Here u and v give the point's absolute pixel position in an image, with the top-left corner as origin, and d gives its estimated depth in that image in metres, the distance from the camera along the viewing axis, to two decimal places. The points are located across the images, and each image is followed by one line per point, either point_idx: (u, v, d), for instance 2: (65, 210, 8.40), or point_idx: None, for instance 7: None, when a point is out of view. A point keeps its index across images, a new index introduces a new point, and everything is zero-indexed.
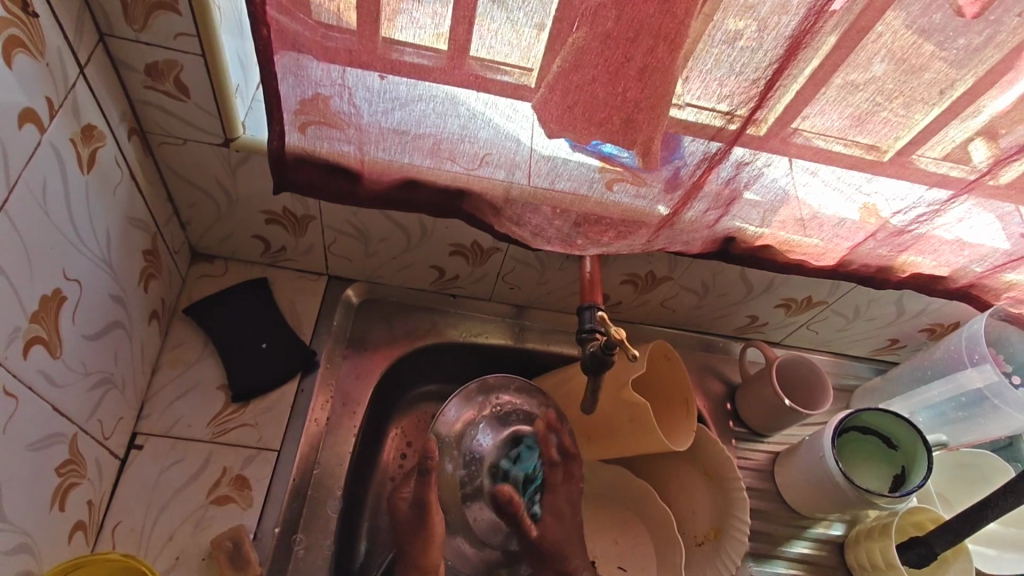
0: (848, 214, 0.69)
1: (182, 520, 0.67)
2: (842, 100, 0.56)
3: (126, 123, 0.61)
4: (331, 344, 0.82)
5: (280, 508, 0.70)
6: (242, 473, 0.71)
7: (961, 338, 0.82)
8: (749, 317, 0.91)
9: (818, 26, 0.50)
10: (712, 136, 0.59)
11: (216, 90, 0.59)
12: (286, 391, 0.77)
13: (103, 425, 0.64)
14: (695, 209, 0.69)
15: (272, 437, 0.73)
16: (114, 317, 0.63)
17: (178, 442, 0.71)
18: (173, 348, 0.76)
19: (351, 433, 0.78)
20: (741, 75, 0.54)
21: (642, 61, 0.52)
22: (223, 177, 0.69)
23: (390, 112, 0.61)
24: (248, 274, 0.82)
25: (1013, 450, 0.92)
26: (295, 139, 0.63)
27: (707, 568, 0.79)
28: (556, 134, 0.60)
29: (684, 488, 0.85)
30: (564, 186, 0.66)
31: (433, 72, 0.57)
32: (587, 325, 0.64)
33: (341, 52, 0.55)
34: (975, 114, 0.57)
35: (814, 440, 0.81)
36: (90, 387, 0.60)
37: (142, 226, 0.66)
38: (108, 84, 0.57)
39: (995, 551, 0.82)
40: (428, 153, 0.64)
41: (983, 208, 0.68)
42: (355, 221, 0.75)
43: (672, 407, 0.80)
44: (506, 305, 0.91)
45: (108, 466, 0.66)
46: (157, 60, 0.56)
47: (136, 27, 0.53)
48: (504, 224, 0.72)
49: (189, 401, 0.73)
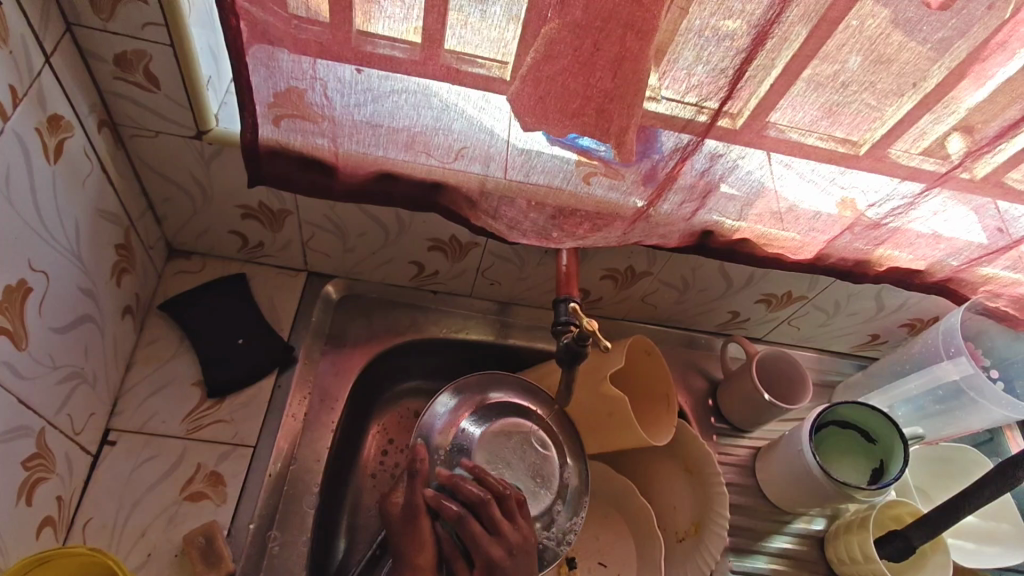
0: (824, 207, 0.70)
1: (155, 516, 0.67)
2: (813, 93, 0.56)
3: (96, 115, 0.60)
4: (310, 340, 0.81)
5: (255, 503, 0.70)
6: (216, 469, 0.70)
7: (938, 331, 0.82)
8: (731, 312, 0.91)
9: (785, 15, 0.50)
10: (683, 128, 0.60)
11: (187, 81, 0.59)
12: (264, 387, 0.76)
13: (74, 420, 0.63)
14: (671, 203, 0.69)
15: (248, 433, 0.73)
16: (84, 310, 0.62)
17: (153, 438, 0.70)
18: (148, 345, 0.75)
19: (328, 429, 0.78)
20: (711, 66, 0.54)
21: (614, 51, 0.52)
22: (197, 171, 0.68)
23: (363, 105, 0.60)
24: (226, 270, 0.82)
25: (993, 444, 0.92)
26: (269, 132, 0.63)
27: (686, 562, 0.79)
28: (530, 127, 0.60)
29: (665, 483, 0.85)
30: (539, 179, 0.66)
31: (406, 64, 0.56)
32: (562, 318, 0.62)
33: (312, 43, 0.55)
34: (948, 106, 0.57)
35: (793, 434, 0.81)
36: (59, 380, 0.59)
37: (114, 219, 0.66)
38: (77, 75, 0.56)
39: (974, 545, 0.82)
40: (403, 146, 0.64)
41: (957, 201, 0.68)
42: (333, 216, 0.75)
43: (651, 402, 0.80)
44: (487, 302, 0.90)
45: (79, 461, 0.65)
46: (126, 49, 0.56)
47: (103, 16, 0.53)
48: (480, 217, 0.72)
49: (164, 396, 0.73)
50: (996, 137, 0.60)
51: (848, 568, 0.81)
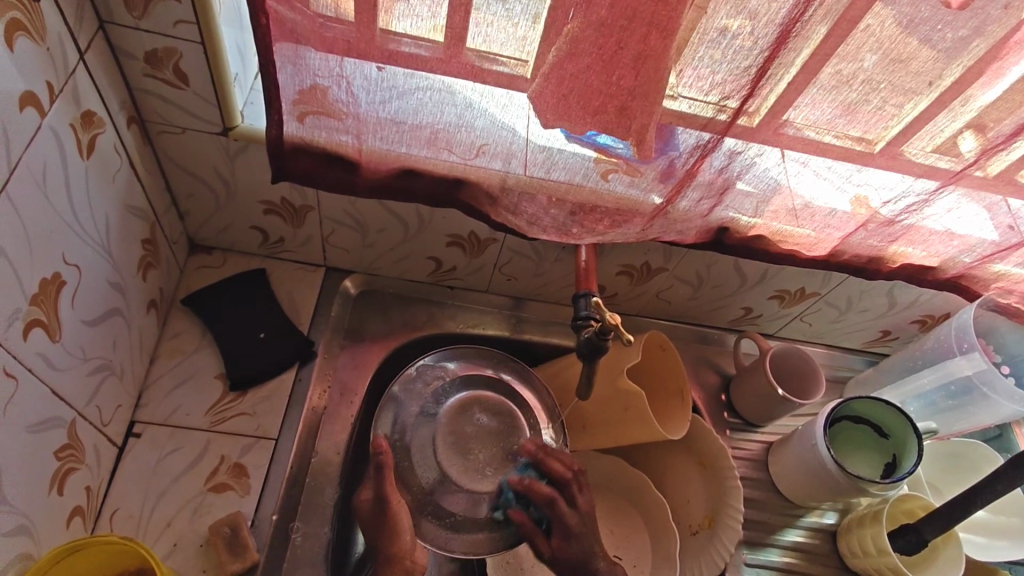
0: (839, 204, 0.70)
1: (180, 507, 0.68)
2: (831, 92, 0.57)
3: (125, 112, 0.61)
4: (329, 335, 0.82)
5: (278, 495, 0.71)
6: (239, 461, 0.71)
7: (950, 328, 0.83)
8: (744, 309, 0.92)
9: (806, 14, 0.51)
10: (703, 126, 0.61)
11: (214, 78, 0.60)
12: (284, 381, 0.77)
13: (102, 412, 0.64)
14: (688, 199, 0.70)
15: (270, 425, 0.74)
16: (112, 304, 0.63)
17: (177, 430, 0.71)
18: (171, 339, 0.76)
19: (348, 422, 0.79)
20: (731, 65, 0.55)
21: (637, 49, 0.53)
22: (221, 167, 0.69)
23: (387, 102, 0.61)
24: (246, 266, 0.83)
25: (1003, 440, 0.93)
26: (293, 129, 0.64)
27: (700, 556, 0.80)
28: (552, 124, 0.61)
29: (679, 479, 0.86)
30: (560, 176, 0.67)
31: (431, 62, 0.57)
32: (582, 312, 0.64)
33: (339, 42, 0.56)
34: (964, 104, 0.58)
35: (807, 429, 0.82)
36: (88, 372, 0.61)
37: (141, 214, 0.67)
38: (108, 73, 0.57)
39: (984, 539, 0.83)
40: (425, 143, 0.65)
41: (971, 199, 0.69)
42: (354, 212, 0.76)
43: (666, 396, 0.81)
44: (503, 298, 0.91)
45: (106, 452, 0.66)
46: (156, 47, 0.57)
47: (135, 15, 0.54)
48: (500, 213, 0.72)
49: (187, 389, 0.74)
50: (1010, 136, 0.61)
51: (861, 561, 0.82)
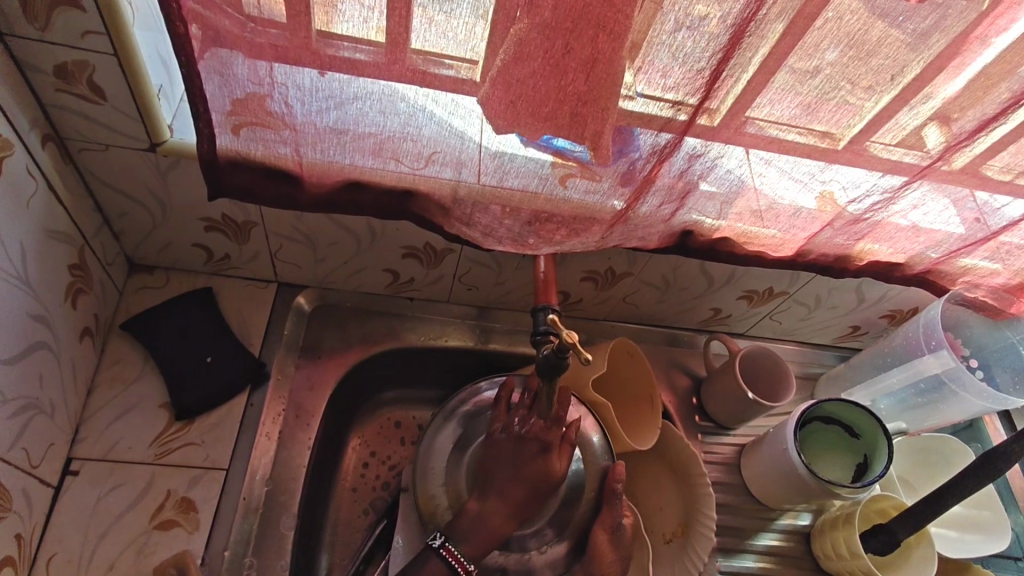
0: (804, 203, 0.68)
1: (123, 548, 0.64)
2: (793, 89, 0.54)
3: (38, 130, 0.57)
4: (282, 354, 0.79)
5: (229, 529, 0.67)
6: (187, 495, 0.67)
7: (918, 324, 0.82)
8: (712, 309, 0.90)
9: (761, 13, 0.48)
10: (662, 128, 0.58)
11: (135, 93, 0.55)
12: (235, 406, 0.73)
13: (30, 454, 0.60)
14: (649, 204, 0.67)
15: (220, 455, 0.70)
16: (36, 337, 0.59)
17: (119, 465, 0.67)
18: (111, 366, 0.72)
19: (305, 445, 0.75)
20: (687, 65, 0.52)
21: (585, 53, 0.50)
22: (154, 184, 0.65)
23: (325, 112, 0.57)
24: (191, 284, 0.78)
25: (972, 430, 0.94)
26: (227, 142, 0.59)
27: (676, 565, 0.78)
28: (503, 130, 0.57)
29: (651, 485, 0.84)
30: (513, 184, 0.64)
31: (369, 67, 0.53)
32: (541, 328, 0.61)
33: (267, 47, 0.52)
34: (927, 99, 0.56)
35: (778, 432, 0.80)
36: (11, 414, 0.56)
37: (67, 239, 0.63)
38: (14, 90, 0.53)
39: (956, 532, 0.83)
40: (370, 154, 0.61)
41: (937, 194, 0.67)
42: (300, 226, 0.72)
43: (638, 406, 0.80)
44: (465, 307, 0.88)
45: (39, 496, 0.62)
46: (66, 61, 0.52)
47: (39, 26, 0.49)
48: (453, 224, 0.69)
49: (129, 421, 0.70)
50: (972, 131, 0.59)
51: (835, 563, 0.81)
